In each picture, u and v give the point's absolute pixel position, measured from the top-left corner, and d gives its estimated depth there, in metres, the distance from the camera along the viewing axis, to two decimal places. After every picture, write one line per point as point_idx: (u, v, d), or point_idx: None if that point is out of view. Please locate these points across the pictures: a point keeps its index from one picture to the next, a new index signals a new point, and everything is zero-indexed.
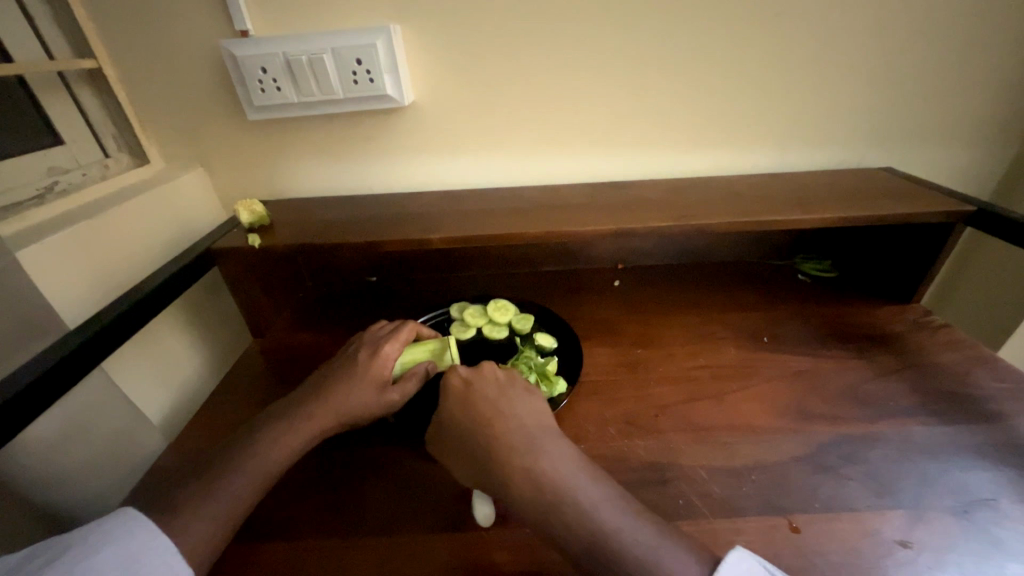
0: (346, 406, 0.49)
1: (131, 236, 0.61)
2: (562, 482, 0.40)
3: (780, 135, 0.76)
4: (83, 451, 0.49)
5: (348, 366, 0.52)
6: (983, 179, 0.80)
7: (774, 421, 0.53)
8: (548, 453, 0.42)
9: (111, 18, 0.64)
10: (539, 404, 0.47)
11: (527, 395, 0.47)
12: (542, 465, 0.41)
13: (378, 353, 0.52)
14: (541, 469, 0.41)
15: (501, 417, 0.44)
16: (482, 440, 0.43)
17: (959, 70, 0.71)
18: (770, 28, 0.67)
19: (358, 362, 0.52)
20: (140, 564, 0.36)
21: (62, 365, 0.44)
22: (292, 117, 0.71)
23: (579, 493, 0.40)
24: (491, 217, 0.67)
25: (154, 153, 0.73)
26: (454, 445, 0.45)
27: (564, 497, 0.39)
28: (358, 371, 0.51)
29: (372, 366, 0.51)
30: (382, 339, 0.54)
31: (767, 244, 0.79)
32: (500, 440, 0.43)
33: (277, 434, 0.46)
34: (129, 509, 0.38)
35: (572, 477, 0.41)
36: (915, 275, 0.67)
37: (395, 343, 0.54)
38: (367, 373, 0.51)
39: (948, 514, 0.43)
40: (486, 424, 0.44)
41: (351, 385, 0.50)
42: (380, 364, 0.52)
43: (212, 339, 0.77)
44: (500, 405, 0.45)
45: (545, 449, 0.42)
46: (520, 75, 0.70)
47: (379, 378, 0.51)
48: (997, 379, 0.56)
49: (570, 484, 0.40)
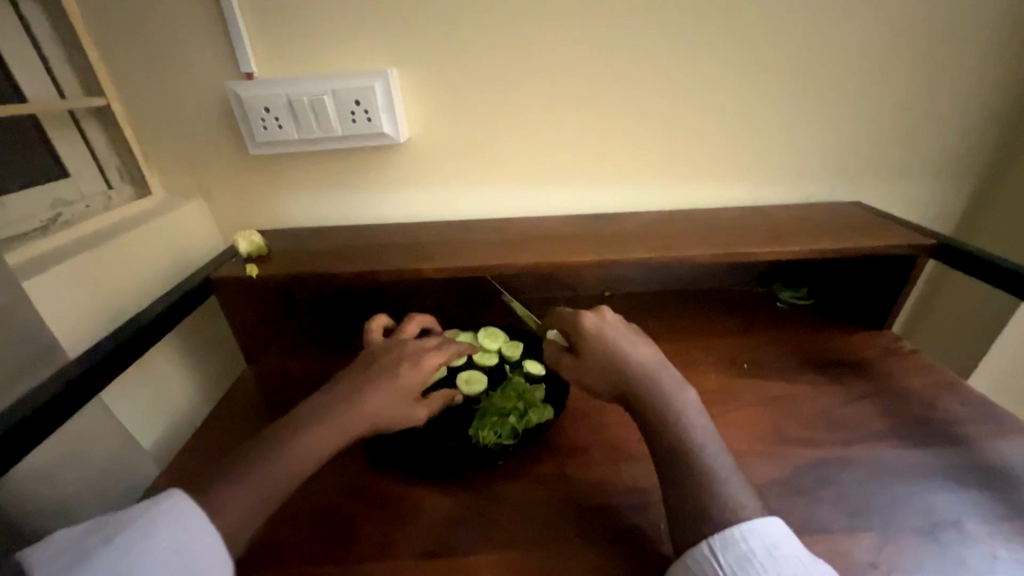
0: (382, 414, 0.48)
1: (133, 265, 0.63)
2: (687, 438, 0.44)
3: (754, 170, 0.81)
4: (76, 479, 0.50)
5: (388, 371, 0.50)
6: (945, 213, 0.85)
7: (753, 445, 0.55)
8: (684, 406, 0.46)
9: (121, 59, 0.68)
10: (659, 354, 0.51)
11: (648, 344, 0.51)
12: (676, 422, 0.45)
13: (419, 364, 0.51)
14: (671, 421, 0.45)
15: (637, 363, 0.49)
16: (619, 376, 0.48)
17: (915, 113, 0.77)
18: (739, 74, 0.73)
19: (398, 371, 0.50)
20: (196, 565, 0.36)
21: (65, 396, 0.46)
22: (291, 152, 0.74)
23: (677, 457, 0.43)
24: (483, 248, 0.70)
25: (156, 184, 0.76)
26: (592, 377, 0.50)
27: (686, 454, 0.43)
28: (399, 379, 0.50)
29: (410, 380, 0.50)
30: (423, 348, 0.53)
31: (748, 272, 0.83)
32: (641, 387, 0.47)
33: (300, 434, 0.44)
34: (175, 489, 0.38)
35: (698, 435, 0.44)
36: (884, 303, 0.71)
37: (435, 359, 0.52)
38: (404, 388, 0.50)
39: (917, 536, 0.45)
40: (630, 374, 0.48)
41: (390, 394, 0.49)
42: (419, 375, 0.51)
43: (206, 366, 0.78)
44: (628, 345, 0.50)
45: (682, 401, 0.46)
46: (508, 115, 0.74)
47: (411, 394, 0.50)
48: (963, 404, 0.59)
49: (686, 443, 0.44)
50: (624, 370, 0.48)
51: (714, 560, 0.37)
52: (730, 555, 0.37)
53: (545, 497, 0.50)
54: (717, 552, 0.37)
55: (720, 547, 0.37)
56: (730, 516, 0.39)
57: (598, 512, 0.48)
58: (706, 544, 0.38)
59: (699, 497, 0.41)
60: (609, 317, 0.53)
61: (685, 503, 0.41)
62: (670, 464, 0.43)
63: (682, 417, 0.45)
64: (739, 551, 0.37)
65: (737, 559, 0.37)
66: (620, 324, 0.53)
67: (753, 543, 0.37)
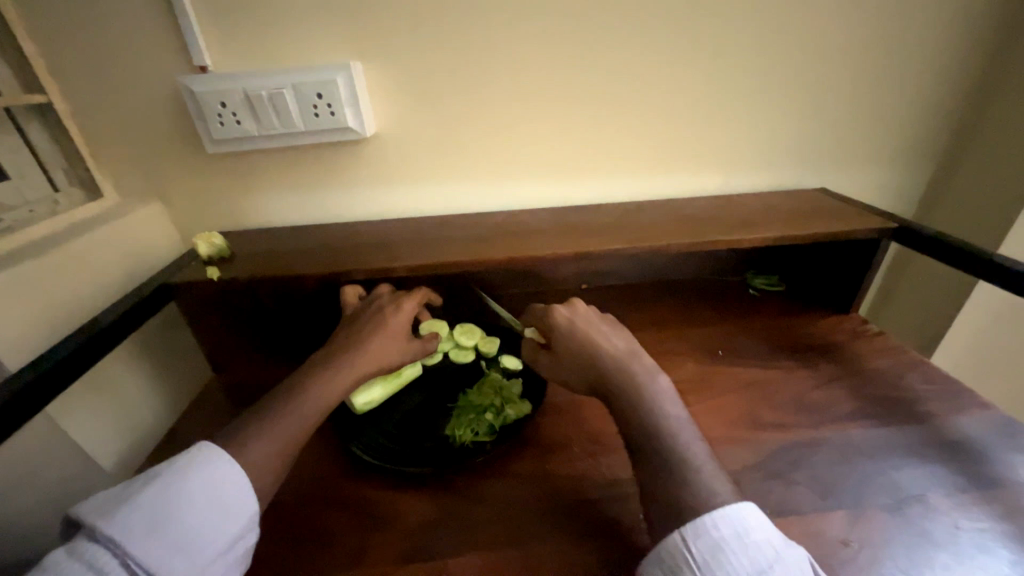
0: (381, 359, 0.53)
1: (84, 271, 0.60)
2: (662, 428, 0.44)
3: (724, 160, 0.82)
4: (27, 497, 0.48)
5: (374, 323, 0.55)
6: (905, 198, 0.88)
7: (728, 431, 0.55)
8: (658, 394, 0.46)
9: (62, 53, 0.64)
10: (631, 342, 0.51)
11: (617, 332, 0.51)
12: (649, 417, 0.45)
13: (401, 308, 0.57)
14: (645, 410, 0.45)
15: (612, 354, 0.49)
16: (590, 372, 0.49)
17: (874, 101, 0.79)
18: (707, 62, 0.73)
19: (383, 320, 0.56)
20: (232, 505, 0.40)
21: (14, 408, 0.43)
22: (252, 150, 0.71)
23: (650, 448, 0.43)
24: (457, 244, 0.69)
25: (108, 187, 0.72)
26: (570, 370, 0.51)
27: (661, 443, 0.43)
28: (387, 325, 0.55)
29: (397, 323, 0.56)
30: (399, 298, 0.59)
31: (721, 261, 0.84)
32: (615, 378, 0.47)
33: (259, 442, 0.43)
34: (206, 442, 0.42)
35: (673, 424, 0.44)
36: (850, 286, 0.73)
37: (412, 302, 0.58)
38: (393, 330, 0.55)
39: (886, 512, 0.46)
40: (602, 370, 0.48)
41: (382, 339, 0.54)
42: (403, 317, 0.57)
43: (170, 376, 0.75)
44: (604, 337, 0.50)
45: (657, 390, 0.46)
46: (478, 108, 0.73)
47: (402, 333, 0.56)
48: (926, 382, 0.61)
49: (660, 432, 0.44)
50: (597, 367, 0.48)
51: (686, 549, 0.37)
52: (703, 544, 0.37)
53: (524, 494, 0.50)
54: (689, 541, 0.37)
55: (692, 536, 0.37)
56: (704, 504, 0.39)
57: (577, 507, 0.48)
58: (679, 532, 0.38)
59: (674, 487, 0.41)
60: (582, 310, 0.53)
61: (662, 493, 0.41)
62: (646, 455, 0.43)
63: (656, 406, 0.45)
64: (711, 538, 0.37)
65: (709, 546, 0.37)
66: (595, 317, 0.53)
67: (724, 530, 0.37)
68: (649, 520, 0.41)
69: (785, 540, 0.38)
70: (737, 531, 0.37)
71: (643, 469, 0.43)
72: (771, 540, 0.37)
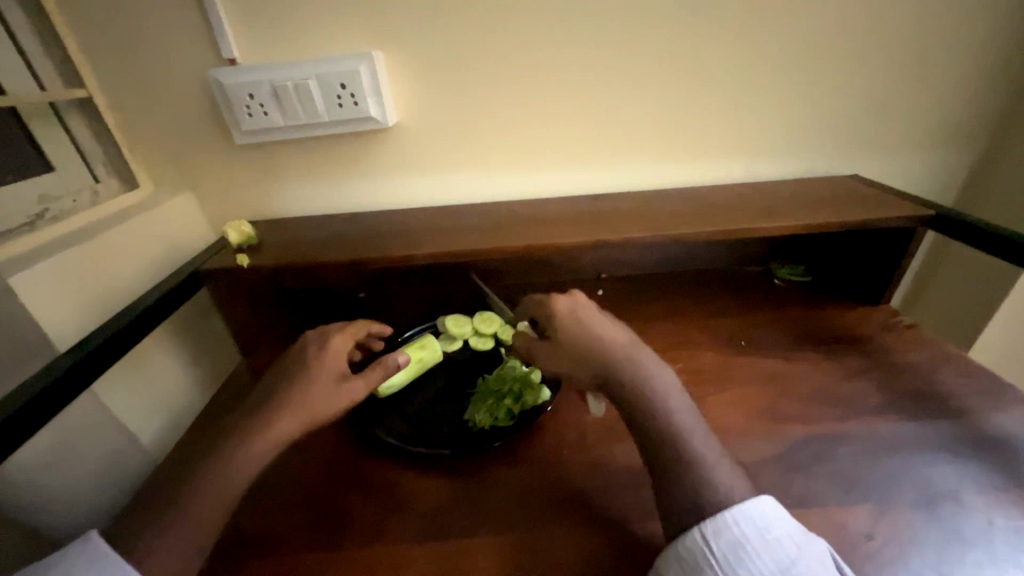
0: (314, 404, 0.47)
1: (123, 259, 0.63)
2: (671, 422, 0.44)
3: (750, 146, 0.79)
4: (72, 471, 0.51)
5: (297, 368, 0.49)
6: (944, 185, 0.84)
7: (749, 422, 0.55)
8: (664, 387, 0.46)
9: (101, 48, 0.66)
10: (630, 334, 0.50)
11: (615, 323, 0.51)
12: (658, 411, 0.44)
13: (327, 345, 0.51)
14: (653, 403, 0.44)
15: (614, 346, 0.48)
16: (591, 366, 0.48)
17: (913, 83, 0.75)
18: (735, 45, 0.71)
19: (308, 363, 0.49)
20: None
21: (54, 390, 0.45)
22: (278, 140, 0.73)
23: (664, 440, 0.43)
24: (476, 233, 0.69)
25: (143, 178, 0.75)
26: (568, 362, 0.49)
27: (673, 435, 0.43)
28: (311, 369, 0.49)
29: (324, 362, 0.50)
30: (328, 331, 0.53)
31: (745, 250, 0.82)
32: (618, 370, 0.47)
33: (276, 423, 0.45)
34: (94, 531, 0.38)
35: (682, 419, 0.44)
36: (882, 277, 0.70)
37: (339, 337, 0.52)
38: (321, 370, 0.49)
39: (914, 508, 0.45)
40: (608, 363, 0.47)
41: (310, 384, 0.48)
42: (331, 354, 0.51)
43: (202, 360, 0.78)
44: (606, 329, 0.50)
45: (662, 383, 0.46)
46: (499, 96, 0.73)
47: (333, 370, 0.49)
48: (960, 376, 0.59)
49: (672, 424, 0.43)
50: (598, 359, 0.47)
51: (706, 547, 0.37)
52: (722, 541, 0.37)
53: (541, 480, 0.50)
54: (709, 539, 0.37)
55: (711, 534, 0.37)
56: (725, 502, 0.39)
57: (593, 494, 0.48)
58: (697, 529, 0.38)
59: (690, 477, 0.40)
60: (583, 302, 0.53)
61: (679, 484, 0.40)
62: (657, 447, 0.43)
63: (661, 400, 0.45)
64: (731, 536, 0.37)
65: (728, 545, 0.37)
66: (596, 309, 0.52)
67: (744, 527, 0.37)
68: (664, 511, 0.41)
69: (806, 537, 0.38)
70: (756, 527, 0.37)
71: (657, 463, 0.42)
72: (792, 536, 0.37)
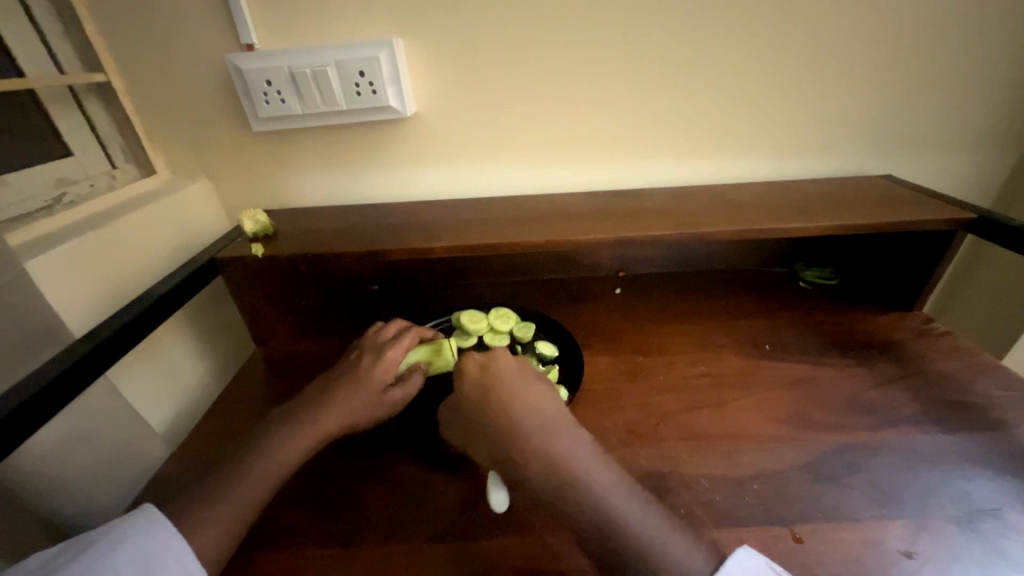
0: (351, 414, 0.50)
1: (139, 246, 0.62)
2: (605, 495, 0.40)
3: (779, 143, 0.76)
4: (88, 457, 0.50)
5: (348, 375, 0.52)
6: (984, 187, 0.80)
7: (777, 429, 0.53)
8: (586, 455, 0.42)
9: (119, 32, 0.66)
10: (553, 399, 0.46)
11: (534, 387, 0.47)
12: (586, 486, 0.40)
13: (382, 356, 0.54)
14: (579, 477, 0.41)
15: (533, 412, 0.45)
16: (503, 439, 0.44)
17: (955, 79, 0.71)
18: (767, 37, 0.68)
19: (359, 371, 0.52)
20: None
21: (66, 378, 0.44)
22: (296, 127, 0.72)
23: (620, 494, 0.40)
24: (495, 227, 0.68)
25: (161, 164, 0.74)
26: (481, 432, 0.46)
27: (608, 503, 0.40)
28: (360, 377, 0.52)
29: (372, 373, 0.52)
30: (385, 340, 0.56)
31: (771, 250, 0.79)
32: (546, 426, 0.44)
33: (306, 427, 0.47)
34: (148, 506, 0.39)
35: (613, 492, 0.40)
36: (917, 281, 0.67)
37: (397, 349, 0.54)
38: (369, 380, 0.52)
39: (953, 524, 0.43)
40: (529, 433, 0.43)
41: (353, 392, 0.51)
42: (384, 365, 0.53)
43: (216, 349, 0.77)
44: (517, 390, 0.47)
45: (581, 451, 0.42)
46: (522, 87, 0.71)
47: (378, 383, 0.52)
48: (1001, 387, 0.56)
49: (605, 482, 0.41)
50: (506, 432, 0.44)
51: None
52: None
53: None
54: None
55: None
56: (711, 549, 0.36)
57: None
58: None
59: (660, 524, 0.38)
60: (498, 363, 0.49)
61: (638, 536, 0.38)
62: (601, 497, 0.40)
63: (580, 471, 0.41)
64: None
65: None
66: (511, 367, 0.49)
67: None
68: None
69: None
70: None
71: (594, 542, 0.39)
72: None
